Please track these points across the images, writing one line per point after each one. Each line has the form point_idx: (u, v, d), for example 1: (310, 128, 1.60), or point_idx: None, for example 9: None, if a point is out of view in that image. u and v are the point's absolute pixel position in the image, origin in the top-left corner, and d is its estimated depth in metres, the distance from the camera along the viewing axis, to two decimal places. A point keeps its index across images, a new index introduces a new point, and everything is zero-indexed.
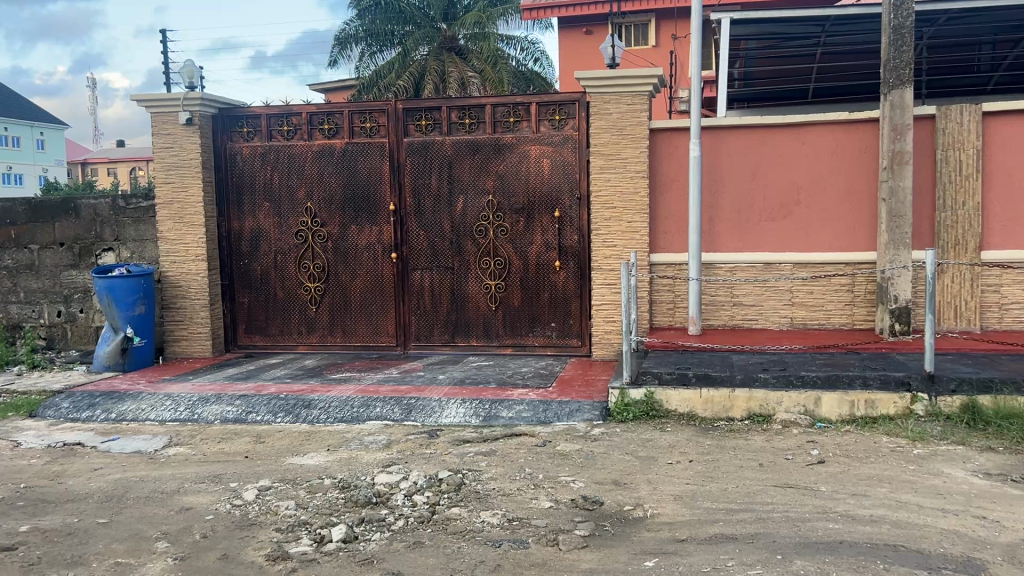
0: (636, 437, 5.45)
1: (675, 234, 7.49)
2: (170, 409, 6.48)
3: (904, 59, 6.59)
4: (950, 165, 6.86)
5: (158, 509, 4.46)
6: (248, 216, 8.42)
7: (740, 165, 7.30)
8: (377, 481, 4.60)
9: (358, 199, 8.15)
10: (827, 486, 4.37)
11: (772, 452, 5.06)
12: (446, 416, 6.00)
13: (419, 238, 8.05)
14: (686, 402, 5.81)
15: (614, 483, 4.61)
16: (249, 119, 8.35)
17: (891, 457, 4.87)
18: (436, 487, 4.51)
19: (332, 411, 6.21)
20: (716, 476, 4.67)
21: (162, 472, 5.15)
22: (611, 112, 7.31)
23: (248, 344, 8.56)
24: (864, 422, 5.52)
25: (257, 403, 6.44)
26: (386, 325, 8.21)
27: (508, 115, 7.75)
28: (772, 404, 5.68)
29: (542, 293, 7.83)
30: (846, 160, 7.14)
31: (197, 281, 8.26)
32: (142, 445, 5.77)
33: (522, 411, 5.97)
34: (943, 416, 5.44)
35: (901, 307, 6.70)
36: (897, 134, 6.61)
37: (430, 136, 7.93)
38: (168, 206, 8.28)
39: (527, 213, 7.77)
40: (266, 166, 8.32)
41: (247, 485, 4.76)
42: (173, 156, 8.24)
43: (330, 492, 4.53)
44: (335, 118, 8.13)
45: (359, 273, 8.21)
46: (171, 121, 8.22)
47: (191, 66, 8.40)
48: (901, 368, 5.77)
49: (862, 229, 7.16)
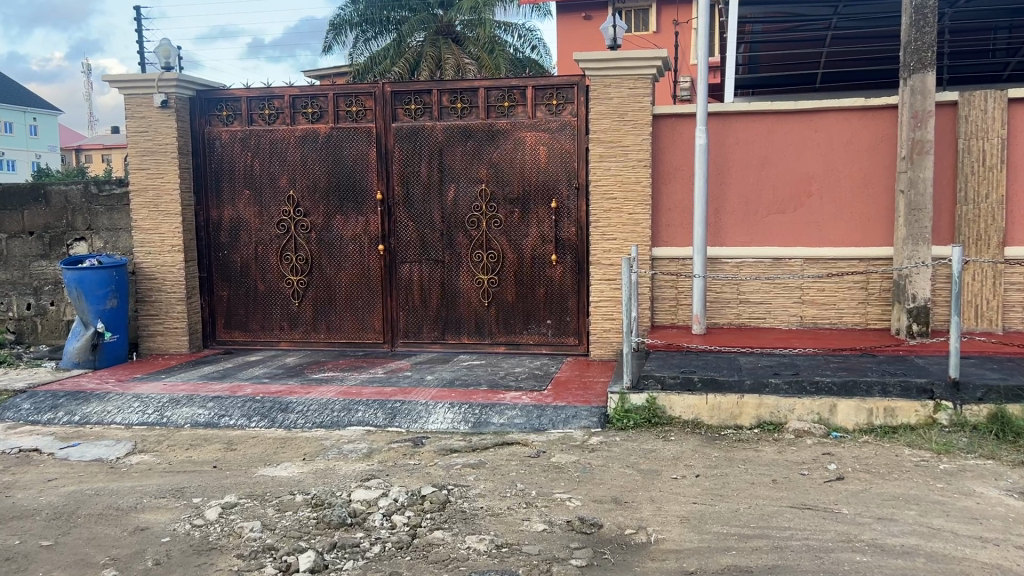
0: (637, 447, 5.04)
1: (679, 227, 7.04)
2: (138, 411, 6.05)
3: (927, 41, 6.12)
4: (972, 155, 6.44)
5: (110, 529, 4.04)
6: (227, 204, 7.97)
7: (749, 154, 6.87)
8: (354, 499, 4.19)
9: (343, 187, 7.70)
10: (849, 508, 3.95)
11: (786, 466, 4.64)
12: (433, 421, 5.58)
13: (407, 229, 7.61)
14: (691, 408, 5.40)
15: (614, 501, 4.20)
16: (229, 101, 7.90)
17: (917, 473, 4.46)
18: (419, 506, 4.10)
19: (311, 416, 5.78)
20: (726, 494, 4.26)
21: (121, 484, 4.72)
22: (611, 96, 6.87)
23: (228, 340, 8.13)
24: (882, 432, 5.12)
25: (231, 406, 6.00)
26: (373, 321, 7.78)
27: (503, 99, 7.30)
28: (783, 412, 5.27)
29: (537, 289, 7.41)
30: (861, 149, 6.70)
31: (174, 273, 7.82)
32: (103, 452, 5.34)
33: (515, 417, 5.54)
34: (970, 426, 5.04)
35: (919, 307, 6.26)
36: (918, 121, 6.17)
37: (420, 121, 7.48)
38: (143, 193, 7.82)
39: (523, 204, 7.34)
40: (246, 152, 7.87)
41: (210, 501, 4.34)
42: (147, 141, 7.76)
43: (301, 511, 4.12)
44: (319, 102, 7.68)
45: (345, 266, 7.78)
46: (145, 103, 7.74)
47: (167, 46, 7.92)
48: (923, 373, 5.35)
49: (878, 222, 6.73)
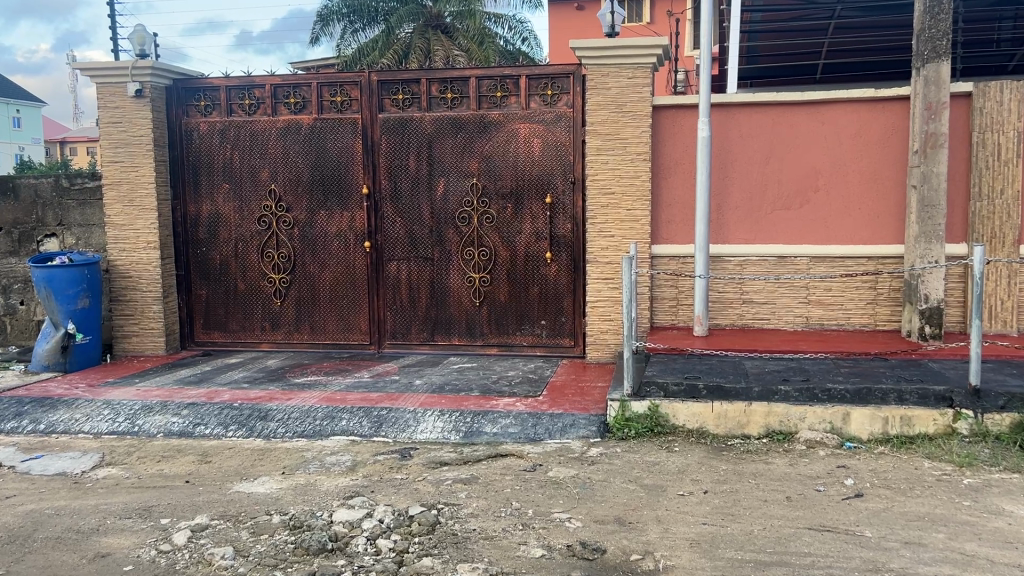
0: (640, 460, 4.72)
1: (680, 223, 6.72)
2: (108, 419, 5.69)
3: (941, 28, 5.78)
4: (987, 149, 6.14)
5: (67, 556, 3.69)
6: (205, 199, 7.59)
7: (753, 147, 6.56)
8: (336, 520, 3.89)
9: (327, 181, 7.35)
10: (872, 531, 3.66)
11: (799, 482, 4.33)
12: (422, 431, 5.25)
13: (394, 225, 7.27)
14: (696, 416, 5.08)
15: (617, 522, 3.88)
16: (207, 91, 7.52)
17: (940, 489, 4.16)
18: (406, 529, 3.79)
19: (292, 425, 5.43)
20: (737, 513, 3.95)
21: (84, 502, 4.37)
22: (610, 86, 6.54)
23: (207, 341, 7.77)
24: (899, 442, 4.82)
25: (206, 414, 5.65)
26: (359, 321, 7.44)
27: (495, 88, 6.96)
28: (794, 421, 4.97)
29: (530, 288, 7.08)
30: (870, 143, 6.40)
31: (150, 271, 7.45)
32: (67, 465, 4.99)
33: (509, 426, 5.22)
34: (991, 436, 4.74)
35: (932, 307, 5.96)
36: (931, 113, 5.86)
37: (408, 112, 7.13)
38: (116, 187, 7.44)
39: (516, 199, 7.00)
40: (226, 145, 7.50)
41: (179, 522, 4.00)
42: (121, 132, 7.38)
43: (278, 534, 3.79)
44: (302, 91, 7.32)
45: (329, 264, 7.43)
46: (118, 92, 7.36)
47: (142, 32, 7.53)
48: (940, 379, 5.05)
49: (888, 219, 6.43)
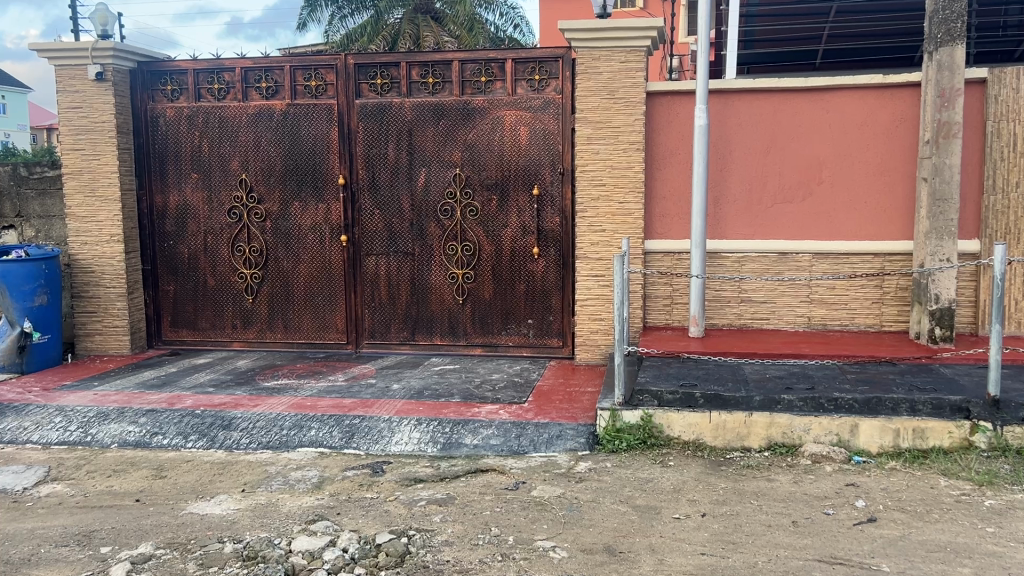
0: (632, 477, 4.35)
1: (675, 217, 6.33)
2: (59, 428, 5.27)
3: (956, 9, 5.36)
4: (1002, 139, 5.77)
5: None
6: (173, 189, 7.15)
7: (753, 137, 6.17)
8: (294, 549, 3.50)
9: (302, 170, 6.92)
10: (890, 565, 3.30)
11: (806, 503, 3.96)
12: (397, 441, 4.86)
13: (373, 218, 6.85)
14: (692, 427, 4.70)
15: (606, 551, 3.50)
16: (174, 74, 7.07)
17: (960, 513, 3.79)
18: (372, 561, 3.40)
19: (257, 435, 5.03)
20: (738, 541, 3.58)
21: (20, 526, 3.96)
22: (601, 71, 6.13)
23: (175, 340, 7.35)
24: (911, 456, 4.46)
25: (165, 422, 5.24)
26: (336, 320, 7.03)
27: (479, 73, 6.53)
28: (798, 433, 4.60)
29: (517, 285, 6.69)
30: (878, 132, 6.01)
31: (113, 265, 7.02)
32: (9, 481, 4.57)
33: (490, 437, 4.84)
34: (1012, 450, 4.38)
35: (943, 308, 5.59)
36: (944, 101, 5.47)
37: (388, 97, 6.70)
38: (77, 176, 6.99)
39: (501, 190, 6.60)
40: (194, 132, 7.05)
41: (121, 551, 3.60)
42: (81, 117, 6.93)
43: (228, 567, 3.39)
44: (274, 75, 6.88)
45: (303, 258, 7.01)
46: (78, 76, 6.90)
47: (104, 11, 7.06)
48: (956, 388, 4.68)
49: (896, 213, 6.06)
